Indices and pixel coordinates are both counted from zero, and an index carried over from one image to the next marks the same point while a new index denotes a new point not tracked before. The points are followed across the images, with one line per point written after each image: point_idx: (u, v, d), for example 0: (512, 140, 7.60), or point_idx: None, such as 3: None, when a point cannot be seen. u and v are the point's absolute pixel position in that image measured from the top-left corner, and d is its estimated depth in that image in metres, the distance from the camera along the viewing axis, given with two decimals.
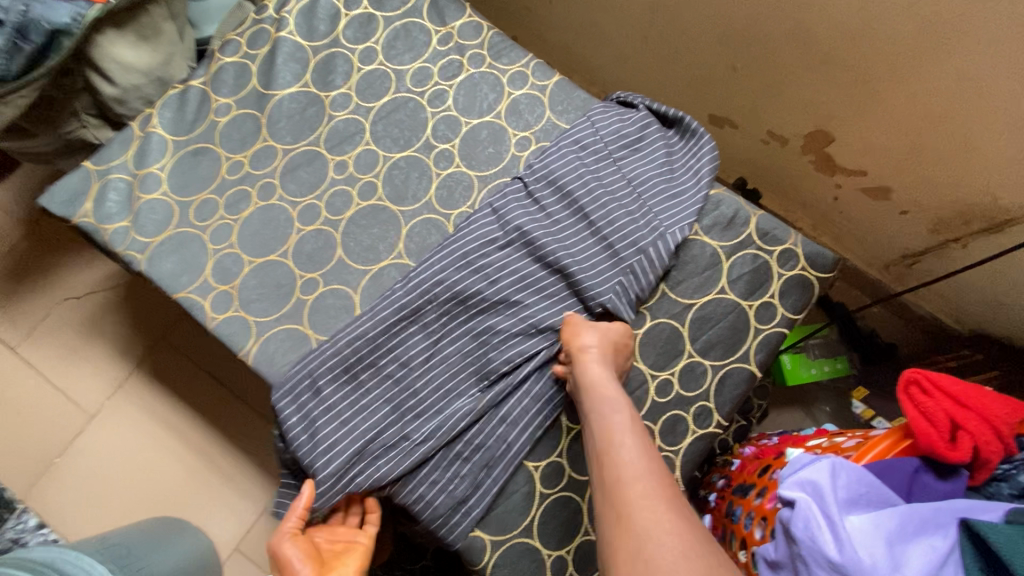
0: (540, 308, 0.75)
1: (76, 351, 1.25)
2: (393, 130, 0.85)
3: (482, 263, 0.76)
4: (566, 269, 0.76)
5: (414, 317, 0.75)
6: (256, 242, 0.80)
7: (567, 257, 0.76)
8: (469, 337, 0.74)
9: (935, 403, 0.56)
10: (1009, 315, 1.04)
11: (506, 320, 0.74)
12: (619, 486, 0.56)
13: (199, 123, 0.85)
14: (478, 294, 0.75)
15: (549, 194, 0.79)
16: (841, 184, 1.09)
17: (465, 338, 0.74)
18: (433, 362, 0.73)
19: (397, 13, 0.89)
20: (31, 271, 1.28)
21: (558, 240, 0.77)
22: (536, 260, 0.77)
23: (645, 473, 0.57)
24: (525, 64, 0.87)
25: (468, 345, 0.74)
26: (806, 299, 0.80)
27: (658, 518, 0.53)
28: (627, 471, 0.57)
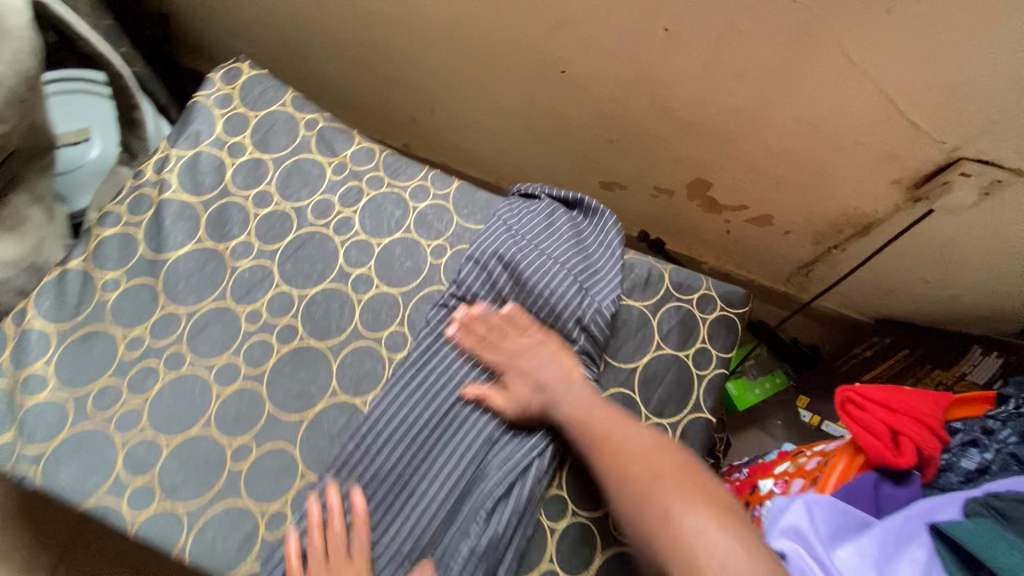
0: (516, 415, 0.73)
1: None
2: (303, 267, 0.82)
3: (447, 394, 0.74)
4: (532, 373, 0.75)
5: (398, 476, 0.70)
6: (172, 418, 0.73)
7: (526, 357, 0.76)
8: (461, 479, 0.70)
9: (870, 415, 0.61)
10: (898, 297, 1.18)
11: (495, 449, 0.72)
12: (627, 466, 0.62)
13: (84, 305, 0.78)
14: (460, 431, 0.73)
15: (496, 306, 0.80)
16: (729, 219, 1.20)
17: (458, 482, 0.70)
18: (433, 520, 0.68)
19: (285, 152, 0.90)
20: None
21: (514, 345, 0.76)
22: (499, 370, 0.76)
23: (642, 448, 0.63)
24: (423, 176, 0.90)
25: (457, 482, 0.70)
26: (734, 337, 0.84)
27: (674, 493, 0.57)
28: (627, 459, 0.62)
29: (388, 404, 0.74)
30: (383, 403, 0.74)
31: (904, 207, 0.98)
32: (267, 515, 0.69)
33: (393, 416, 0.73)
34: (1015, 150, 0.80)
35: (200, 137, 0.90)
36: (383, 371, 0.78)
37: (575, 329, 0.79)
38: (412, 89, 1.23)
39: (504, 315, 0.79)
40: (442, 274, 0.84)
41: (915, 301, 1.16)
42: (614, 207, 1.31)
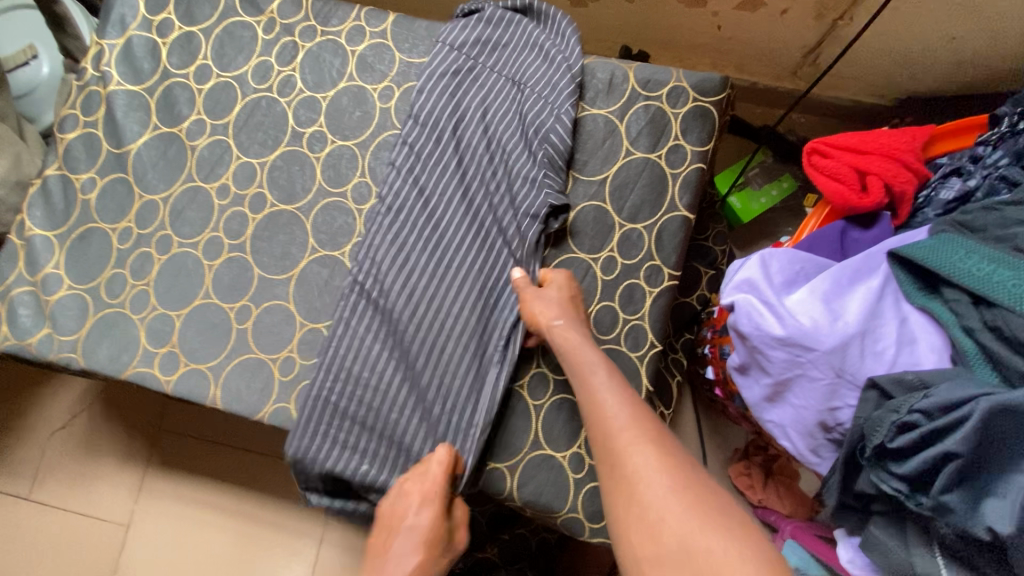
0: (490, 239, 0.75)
1: (85, 473, 1.25)
2: (257, 135, 0.82)
3: (421, 228, 0.75)
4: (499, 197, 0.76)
5: (398, 312, 0.73)
6: (175, 294, 0.79)
7: (491, 183, 0.76)
8: (457, 304, 0.74)
9: (836, 161, 0.57)
10: (917, 64, 1.06)
11: (489, 276, 0.75)
12: (611, 440, 0.57)
13: (72, 208, 0.82)
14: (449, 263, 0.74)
15: (460, 140, 0.78)
16: (716, 10, 1.07)
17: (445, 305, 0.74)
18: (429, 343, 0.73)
19: (212, 21, 0.85)
20: (10, 420, 1.28)
21: (478, 174, 0.77)
22: (468, 198, 0.76)
23: (631, 419, 0.58)
24: (356, 17, 0.84)
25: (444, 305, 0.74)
26: (710, 128, 0.79)
27: (646, 464, 0.54)
28: (614, 428, 0.57)
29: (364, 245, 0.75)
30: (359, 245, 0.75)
31: None
32: (279, 361, 0.77)
33: (383, 260, 0.74)
34: None
35: (125, 21, 0.86)
36: (355, 223, 0.79)
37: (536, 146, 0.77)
38: None
39: (464, 144, 0.77)
40: (394, 117, 0.81)
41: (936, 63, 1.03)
42: (589, 26, 1.19)
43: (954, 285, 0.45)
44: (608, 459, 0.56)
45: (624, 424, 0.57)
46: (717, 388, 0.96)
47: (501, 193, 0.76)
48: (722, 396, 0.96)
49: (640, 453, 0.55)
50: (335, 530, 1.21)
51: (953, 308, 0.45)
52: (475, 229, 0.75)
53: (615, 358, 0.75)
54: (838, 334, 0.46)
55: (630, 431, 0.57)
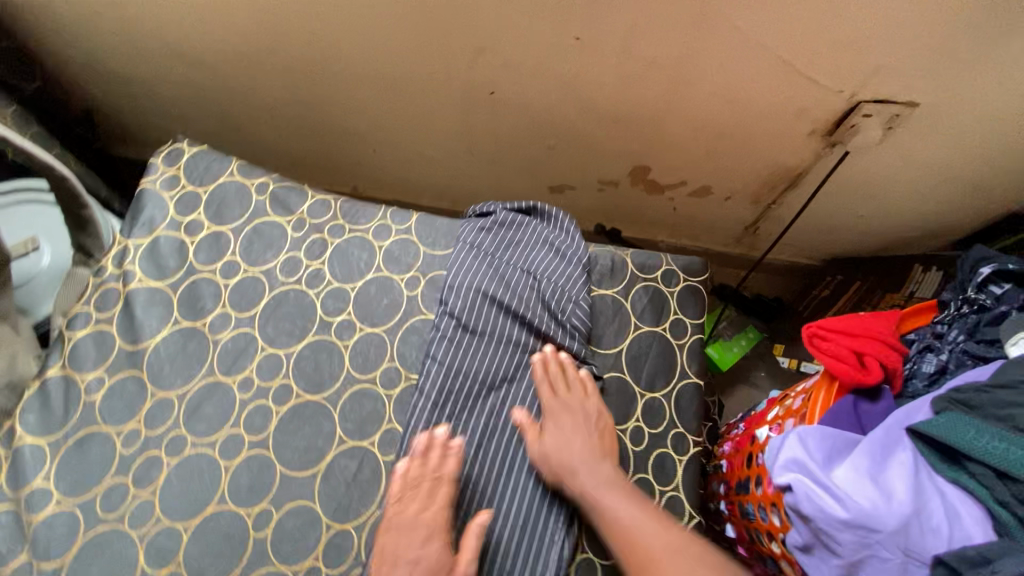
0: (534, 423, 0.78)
1: None
2: (284, 325, 0.84)
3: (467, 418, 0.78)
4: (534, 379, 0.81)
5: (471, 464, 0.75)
6: (185, 502, 0.73)
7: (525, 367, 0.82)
8: (517, 497, 0.74)
9: (835, 343, 0.67)
10: (837, 234, 1.29)
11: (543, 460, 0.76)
12: (636, 544, 0.65)
13: (72, 411, 0.77)
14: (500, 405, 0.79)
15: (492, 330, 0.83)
16: (673, 197, 1.28)
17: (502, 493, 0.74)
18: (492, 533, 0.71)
19: (243, 220, 0.91)
20: None
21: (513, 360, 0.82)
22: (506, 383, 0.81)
23: (651, 524, 0.66)
24: (382, 215, 0.94)
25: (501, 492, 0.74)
26: (703, 302, 0.91)
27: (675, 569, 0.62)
28: (637, 533, 0.65)
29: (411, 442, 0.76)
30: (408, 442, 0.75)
31: (825, 153, 1.06)
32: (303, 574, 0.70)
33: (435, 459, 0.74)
34: (903, 86, 0.88)
35: (153, 222, 0.90)
36: (385, 409, 0.80)
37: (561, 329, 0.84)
38: (351, 134, 1.27)
39: (497, 332, 0.83)
40: (421, 303, 0.87)
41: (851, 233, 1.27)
42: (568, 206, 1.37)
43: (977, 462, 0.52)
44: (642, 559, 0.63)
45: (639, 520, 0.66)
46: (739, 547, 0.97)
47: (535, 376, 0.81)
48: (747, 555, 0.96)
49: (647, 529, 0.65)
50: None
51: (982, 480, 0.52)
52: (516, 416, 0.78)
53: None
54: (896, 513, 0.50)
55: (635, 518, 0.67)
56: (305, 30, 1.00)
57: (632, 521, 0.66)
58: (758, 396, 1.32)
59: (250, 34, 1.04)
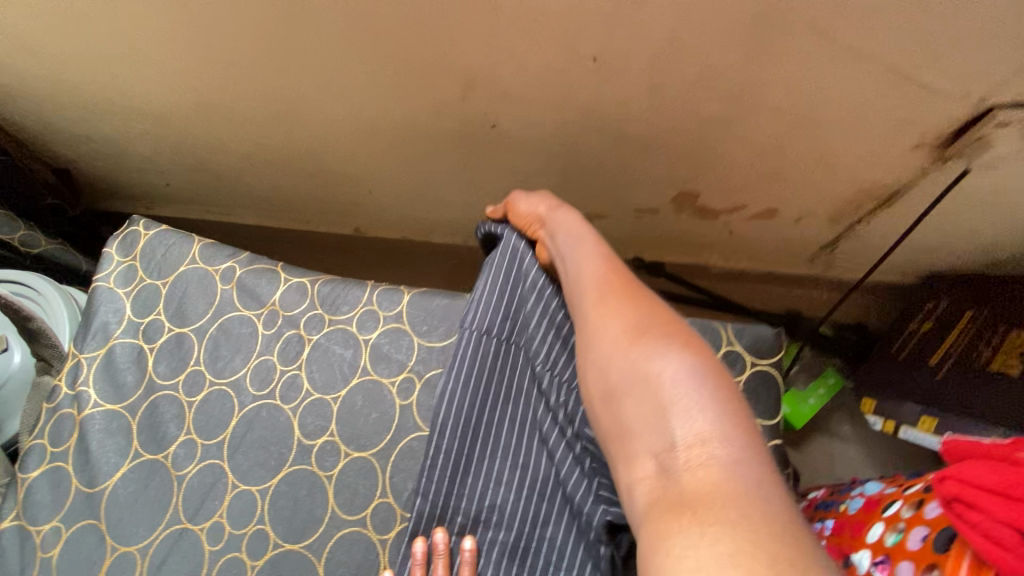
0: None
1: None
2: (257, 454, 0.70)
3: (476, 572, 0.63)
4: (555, 516, 0.64)
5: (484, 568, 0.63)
6: None
7: (543, 500, 0.65)
8: None
9: (987, 515, 0.46)
10: (941, 252, 1.03)
11: None
12: (590, 336, 0.58)
13: (28, 571, 0.67)
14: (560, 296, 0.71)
15: (499, 451, 0.67)
16: (728, 221, 1.05)
17: None
18: None
19: (206, 319, 0.77)
20: None
21: (526, 492, 0.65)
22: (521, 520, 0.64)
23: (615, 324, 0.56)
24: (367, 300, 0.77)
25: None
26: (776, 395, 0.71)
27: (618, 357, 0.54)
28: (595, 326, 0.58)
29: None
30: None
31: (931, 169, 0.81)
32: None
33: None
34: None
35: (108, 328, 0.78)
36: (379, 560, 0.65)
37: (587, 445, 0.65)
38: (342, 177, 1.10)
39: (505, 451, 0.67)
40: (417, 415, 0.71)
41: (960, 250, 1.01)
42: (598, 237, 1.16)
43: None
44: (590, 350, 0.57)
45: (606, 316, 0.57)
46: None
47: (555, 511, 0.64)
48: None
49: (615, 328, 0.56)
50: None
51: None
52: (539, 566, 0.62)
53: None
54: None
55: (604, 312, 0.58)
56: (266, 73, 0.84)
57: (613, 333, 0.56)
58: (840, 452, 1.10)
59: (209, 82, 0.88)
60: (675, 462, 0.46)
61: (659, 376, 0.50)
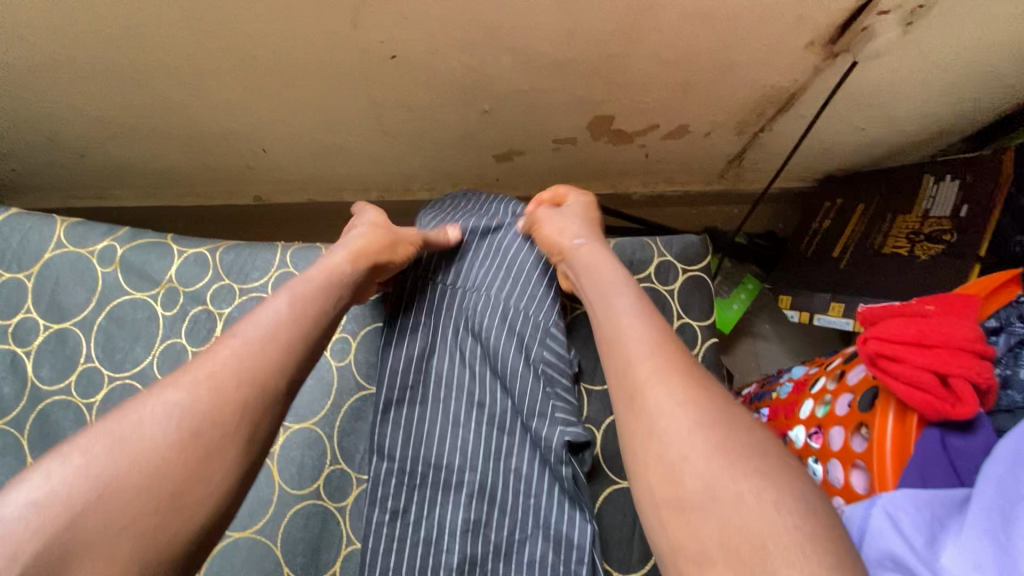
0: (530, 502, 0.61)
1: None
2: None
3: (442, 520, 0.60)
4: (517, 443, 0.63)
5: (451, 513, 0.60)
6: None
7: (501, 432, 0.63)
8: None
9: (908, 365, 0.50)
10: (834, 152, 1.10)
11: (547, 544, 0.59)
12: (627, 363, 0.49)
13: None
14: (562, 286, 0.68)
15: (448, 393, 0.65)
16: (644, 143, 1.06)
17: None
18: None
19: (90, 309, 0.67)
20: None
21: (484, 426, 0.63)
22: (483, 455, 0.62)
23: (656, 343, 0.50)
24: (280, 262, 0.70)
25: None
26: (709, 298, 0.73)
27: (663, 390, 0.45)
28: (633, 356, 0.50)
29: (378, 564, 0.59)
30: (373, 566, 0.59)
31: (824, 67, 0.85)
32: None
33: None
34: None
35: None
36: (341, 528, 0.62)
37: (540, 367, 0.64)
38: (227, 136, 0.97)
39: (456, 393, 0.65)
40: (358, 375, 0.68)
41: (850, 147, 1.08)
42: (519, 174, 1.13)
43: None
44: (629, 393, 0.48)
45: (642, 343, 0.50)
46: None
47: (517, 440, 0.63)
48: None
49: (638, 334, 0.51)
50: None
51: None
52: (505, 496, 0.61)
53: None
54: None
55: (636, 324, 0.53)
56: (109, 11, 0.70)
57: (641, 343, 0.50)
58: (764, 348, 1.20)
59: (36, 31, 0.73)
60: (676, 465, 0.41)
61: (661, 419, 0.44)
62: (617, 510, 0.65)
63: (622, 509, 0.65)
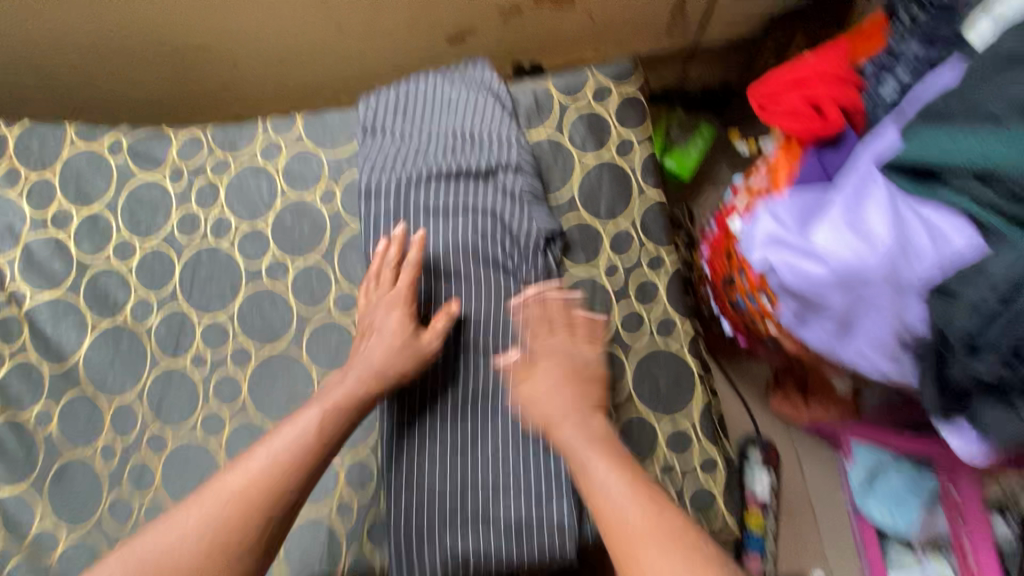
0: (511, 287, 0.74)
1: None
2: (211, 288, 0.75)
3: (438, 313, 0.73)
4: (497, 243, 0.74)
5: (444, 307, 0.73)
6: (187, 486, 0.70)
7: (480, 238, 0.74)
8: (509, 366, 0.72)
9: (787, 101, 0.60)
10: None
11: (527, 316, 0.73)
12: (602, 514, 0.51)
13: (34, 449, 0.71)
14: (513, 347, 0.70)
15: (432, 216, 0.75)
16: (586, 4, 1.11)
17: (503, 355, 0.72)
18: (500, 401, 0.70)
19: (112, 191, 0.78)
20: None
21: (466, 235, 0.74)
22: (467, 257, 0.74)
23: (626, 492, 0.51)
24: (263, 133, 0.80)
25: (493, 361, 0.72)
26: (642, 110, 0.82)
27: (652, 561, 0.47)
28: (611, 515, 0.50)
29: None
30: None
31: None
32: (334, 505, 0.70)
33: (410, 363, 0.71)
34: None
35: (15, 228, 0.77)
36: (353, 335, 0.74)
37: (511, 182, 0.76)
38: (199, 51, 1.05)
39: (441, 214, 0.76)
40: (345, 215, 0.78)
41: None
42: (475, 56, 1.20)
43: (965, 179, 0.45)
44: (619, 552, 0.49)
45: (619, 490, 0.51)
46: (739, 339, 0.99)
47: (496, 241, 0.74)
48: (749, 343, 0.99)
49: (611, 483, 0.52)
50: None
51: (971, 194, 0.45)
52: (488, 285, 0.73)
53: (657, 356, 0.75)
54: (882, 254, 0.47)
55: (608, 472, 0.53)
56: None
57: (611, 500, 0.51)
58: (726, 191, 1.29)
59: None
60: None
61: (609, 491, 0.52)
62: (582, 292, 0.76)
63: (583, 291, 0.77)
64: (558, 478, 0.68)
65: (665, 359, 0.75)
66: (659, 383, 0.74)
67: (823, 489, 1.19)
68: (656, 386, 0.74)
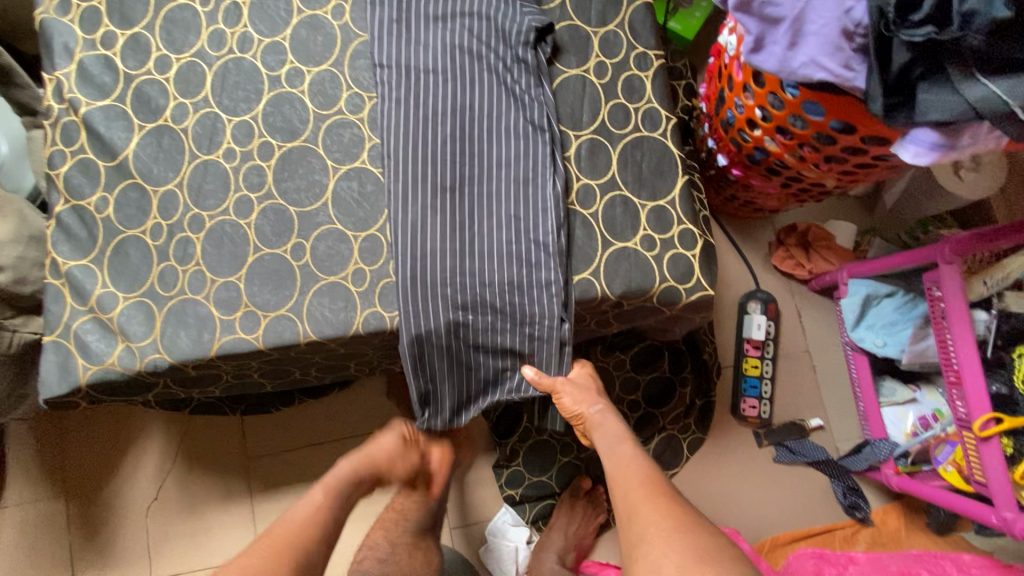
0: (502, 80, 0.80)
1: (194, 514, 1.24)
2: (239, 93, 0.85)
3: (436, 105, 0.80)
4: (490, 42, 0.81)
5: (442, 99, 0.80)
6: (224, 258, 0.81)
7: (475, 38, 0.81)
8: (501, 151, 0.79)
9: None
10: None
11: (517, 106, 0.80)
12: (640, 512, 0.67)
13: (96, 230, 0.83)
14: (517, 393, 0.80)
15: (431, 21, 0.82)
16: None
17: (495, 142, 0.80)
18: (492, 182, 0.79)
19: (149, 15, 0.87)
20: (92, 502, 1.24)
21: (462, 36, 0.81)
22: (463, 55, 0.81)
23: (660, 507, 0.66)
24: None
25: (486, 147, 0.80)
26: None
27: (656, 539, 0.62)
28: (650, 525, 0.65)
29: (391, 133, 0.80)
30: (389, 135, 0.80)
31: None
32: (348, 275, 0.79)
33: (412, 148, 0.79)
34: None
35: (70, 48, 0.87)
36: (362, 130, 0.83)
37: None
38: None
39: (440, 20, 0.82)
40: (354, 28, 0.85)
41: None
42: None
43: None
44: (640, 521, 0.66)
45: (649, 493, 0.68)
46: (733, 169, 1.02)
47: (488, 40, 0.81)
48: (742, 175, 1.02)
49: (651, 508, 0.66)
50: (468, 472, 1.23)
51: None
52: (482, 79, 0.80)
53: (642, 144, 0.81)
54: None
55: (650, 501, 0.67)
56: None
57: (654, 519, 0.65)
58: None
59: None
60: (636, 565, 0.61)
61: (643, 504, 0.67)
62: (571, 88, 0.83)
63: (573, 88, 0.83)
64: (544, 245, 0.77)
65: (647, 150, 0.81)
66: (642, 171, 0.81)
67: (819, 337, 1.25)
68: (639, 173, 0.81)
